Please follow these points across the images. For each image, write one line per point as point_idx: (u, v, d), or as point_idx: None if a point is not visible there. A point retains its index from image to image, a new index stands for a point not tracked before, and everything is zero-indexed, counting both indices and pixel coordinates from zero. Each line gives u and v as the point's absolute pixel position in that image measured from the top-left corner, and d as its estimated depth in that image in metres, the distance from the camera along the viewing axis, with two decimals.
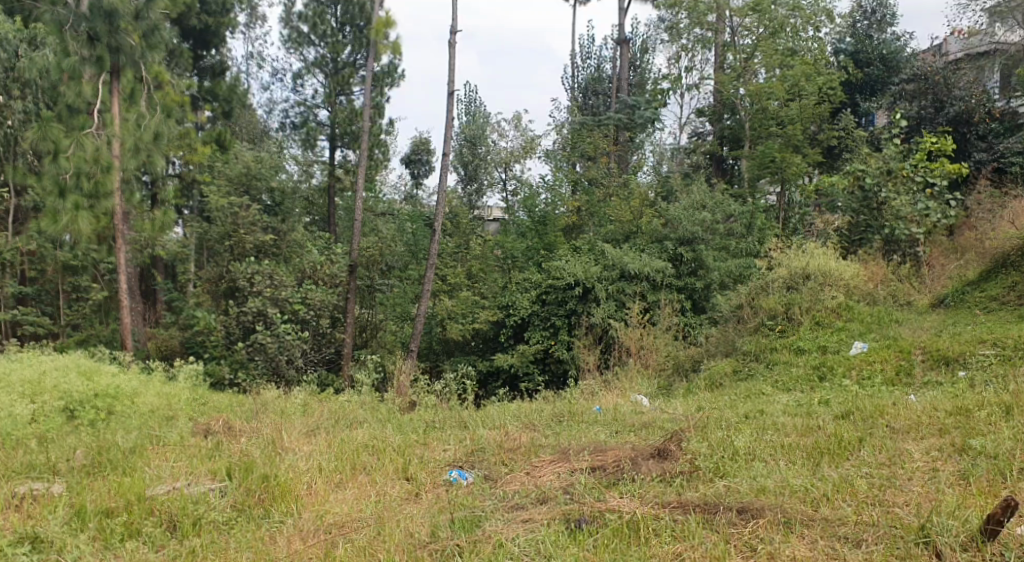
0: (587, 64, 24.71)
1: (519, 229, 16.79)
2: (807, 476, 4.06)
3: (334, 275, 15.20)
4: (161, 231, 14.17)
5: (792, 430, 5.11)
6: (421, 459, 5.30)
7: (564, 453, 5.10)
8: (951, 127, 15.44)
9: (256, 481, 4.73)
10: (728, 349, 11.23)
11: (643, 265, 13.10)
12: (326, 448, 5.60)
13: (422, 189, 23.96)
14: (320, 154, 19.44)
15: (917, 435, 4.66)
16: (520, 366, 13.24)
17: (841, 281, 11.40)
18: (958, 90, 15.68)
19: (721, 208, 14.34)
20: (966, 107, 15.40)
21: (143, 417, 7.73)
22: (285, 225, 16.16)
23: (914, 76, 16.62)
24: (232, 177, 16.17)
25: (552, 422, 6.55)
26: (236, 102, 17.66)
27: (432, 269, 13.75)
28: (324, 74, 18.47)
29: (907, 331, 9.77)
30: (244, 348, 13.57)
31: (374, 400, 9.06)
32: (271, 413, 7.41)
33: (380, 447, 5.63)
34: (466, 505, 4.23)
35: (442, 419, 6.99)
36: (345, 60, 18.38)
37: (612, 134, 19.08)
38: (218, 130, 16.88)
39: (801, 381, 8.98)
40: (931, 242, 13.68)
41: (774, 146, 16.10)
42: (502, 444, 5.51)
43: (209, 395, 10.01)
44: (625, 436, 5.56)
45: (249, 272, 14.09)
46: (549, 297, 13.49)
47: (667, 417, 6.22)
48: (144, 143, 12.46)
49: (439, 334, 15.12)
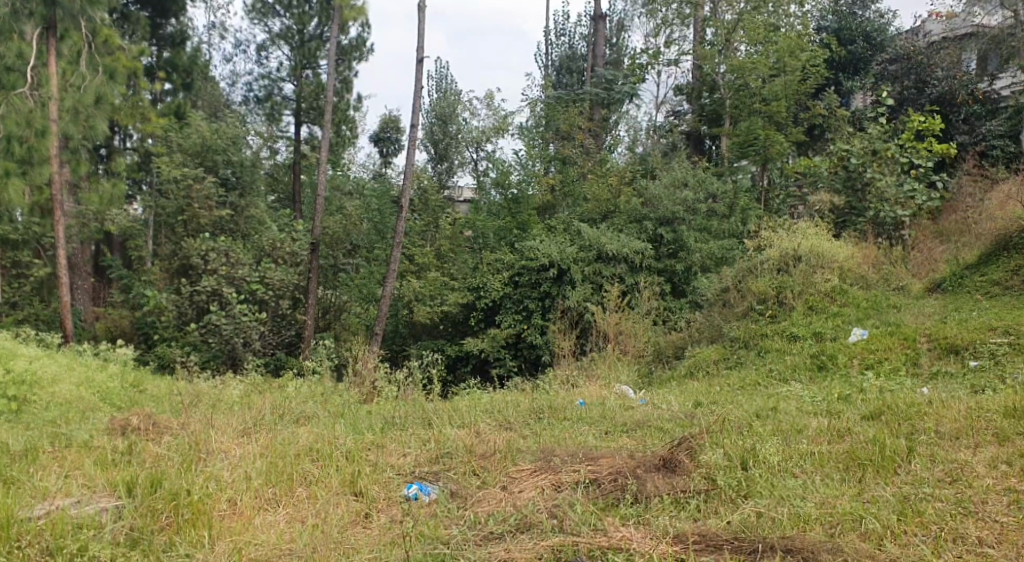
0: (561, 41, 23.56)
1: (491, 209, 16.08)
2: (856, 499, 3.25)
3: (295, 254, 13.99)
4: (108, 204, 13.00)
5: (820, 433, 4.30)
6: (376, 468, 4.37)
7: (548, 462, 4.23)
8: (935, 107, 14.98)
9: (163, 498, 3.75)
10: (714, 336, 10.54)
11: (622, 246, 12.21)
12: (261, 453, 4.64)
13: (391, 167, 22.78)
14: (285, 129, 18.27)
15: (972, 442, 3.86)
16: (490, 352, 12.39)
17: (834, 263, 10.70)
18: (941, 70, 15.20)
19: (703, 187, 13.47)
20: (948, 89, 14.99)
21: (59, 410, 6.63)
22: (243, 200, 14.98)
23: (896, 57, 16.00)
24: (187, 147, 14.65)
25: (532, 419, 5.69)
26: (197, 74, 16.29)
27: (399, 249, 12.67)
28: (289, 47, 17.20)
29: (909, 317, 9.07)
30: (196, 329, 12.55)
31: (327, 389, 8.14)
32: (206, 407, 6.40)
33: (325, 452, 4.67)
34: (430, 534, 3.35)
35: (404, 414, 6.09)
36: (312, 33, 17.12)
37: (587, 110, 18.08)
38: (177, 102, 15.60)
39: (800, 371, 8.22)
40: (915, 225, 12.78)
41: (759, 122, 15.31)
42: (474, 448, 4.59)
43: (146, 382, 8.92)
44: (616, 439, 4.75)
45: (203, 249, 12.94)
46: (522, 279, 12.56)
47: (663, 415, 5.40)
48: (84, 106, 11.08)
49: (405, 317, 14.23)
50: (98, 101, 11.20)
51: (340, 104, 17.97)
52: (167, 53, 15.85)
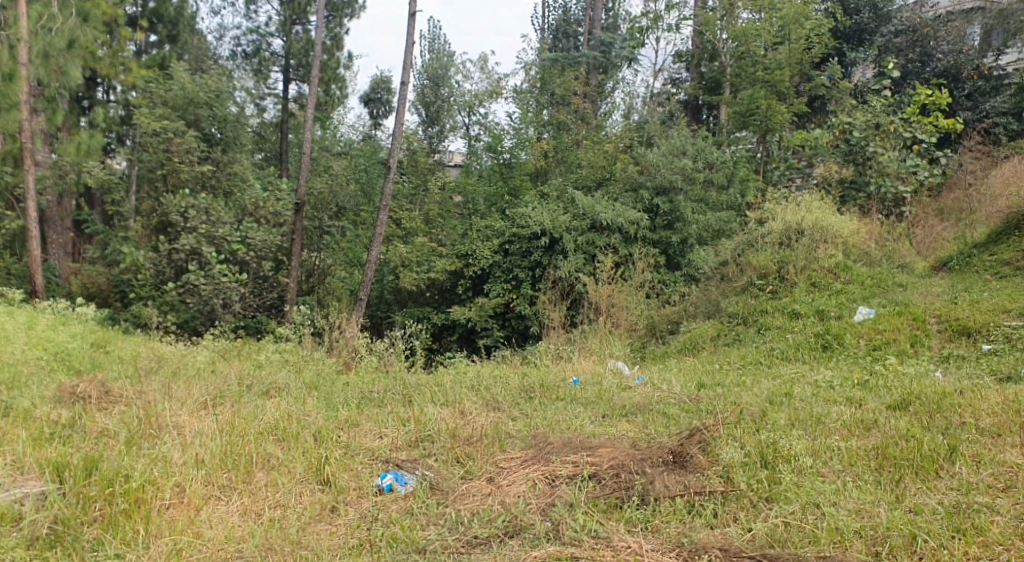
0: (557, 4, 22.69)
1: (482, 173, 15.52)
2: (898, 508, 2.84)
3: (278, 214, 13.15)
4: (86, 155, 12.49)
5: (845, 425, 3.87)
6: (346, 453, 3.90)
7: (541, 449, 3.79)
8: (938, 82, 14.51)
9: (97, 484, 3.25)
10: (711, 310, 10.16)
11: (616, 215, 11.67)
12: (219, 430, 4.15)
13: (381, 129, 21.96)
14: (273, 86, 17.41)
15: (1020, 441, 3.42)
16: (477, 321, 11.95)
17: (838, 238, 10.20)
18: (945, 44, 14.73)
19: (702, 156, 12.84)
20: (953, 63, 14.50)
21: (10, 371, 6.08)
22: (226, 156, 14.16)
23: (901, 29, 15.48)
24: (169, 100, 13.68)
25: (521, 398, 5.25)
26: (183, 25, 15.40)
27: (386, 212, 12.05)
28: (279, 1, 16.32)
29: (917, 297, 8.65)
30: (174, 289, 11.94)
31: (302, 356, 7.66)
32: (164, 375, 5.86)
33: (291, 431, 4.17)
34: (403, 537, 2.92)
35: (383, 389, 5.62)
36: None
37: (584, 75, 17.35)
38: (161, 54, 14.82)
39: (803, 350, 7.79)
40: (916, 202, 12.51)
41: (762, 92, 14.54)
42: (457, 431, 4.12)
43: (114, 342, 8.39)
44: (614, 424, 4.33)
45: (182, 205, 12.14)
46: (513, 247, 12.10)
47: (666, 397, 5.00)
48: (55, 50, 10.38)
49: (391, 283, 13.71)
50: (70, 45, 10.44)
51: (329, 62, 17.08)
52: (152, 3, 14.93)
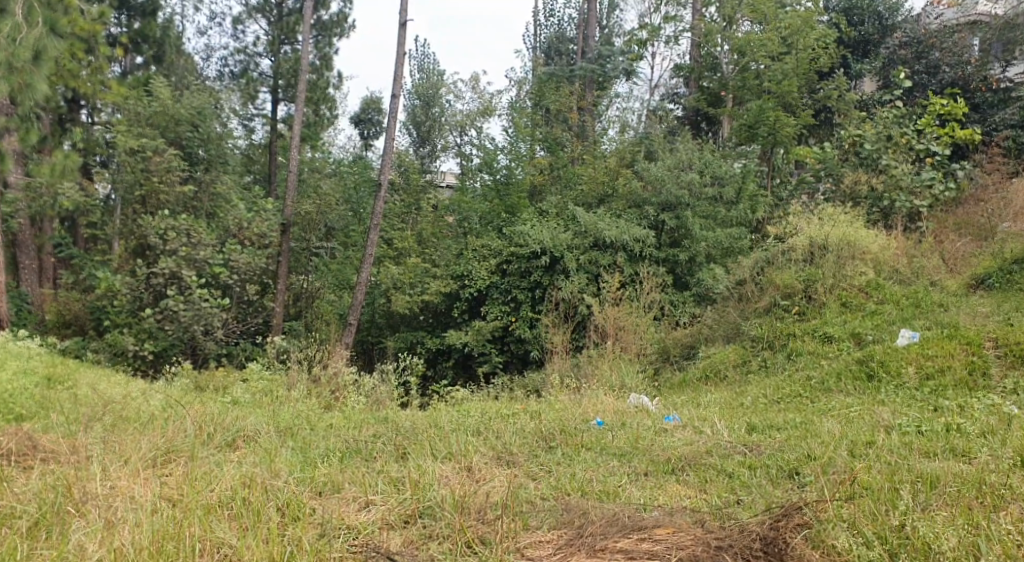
0: (549, 23, 21.90)
1: (475, 193, 14.68)
2: None
3: (263, 235, 12.26)
4: (62, 176, 11.26)
5: (973, 488, 2.98)
6: (321, 535, 2.97)
7: (578, 529, 2.92)
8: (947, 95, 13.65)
9: None
10: (731, 334, 9.27)
11: (621, 231, 10.78)
12: (164, 502, 3.24)
13: (371, 150, 21.27)
14: (261, 107, 16.54)
15: None
16: (475, 346, 11.06)
17: (865, 254, 9.35)
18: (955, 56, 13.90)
19: (709, 170, 11.87)
20: (961, 75, 13.66)
21: None
22: (207, 174, 13.21)
23: (906, 40, 14.74)
24: (150, 118, 12.75)
25: (538, 448, 4.35)
26: (170, 46, 14.65)
27: (376, 231, 11.08)
28: (267, 21, 15.68)
29: (965, 318, 7.73)
30: (151, 316, 10.88)
31: (280, 392, 6.73)
32: (114, 425, 4.88)
33: (253, 503, 3.22)
34: None
35: (373, 436, 4.73)
36: (292, 7, 15.61)
37: (578, 91, 16.51)
38: (146, 74, 13.95)
39: (847, 379, 6.90)
40: (933, 217, 11.40)
41: (770, 103, 13.49)
42: (468, 499, 3.20)
43: (76, 378, 7.42)
44: (663, 488, 3.44)
45: (160, 227, 11.09)
46: (511, 267, 11.24)
47: (714, 445, 4.12)
48: (20, 61, 8.67)
49: (382, 306, 12.87)
50: (37, 56, 8.81)
51: (318, 82, 16.21)
52: (137, 23, 14.08)
